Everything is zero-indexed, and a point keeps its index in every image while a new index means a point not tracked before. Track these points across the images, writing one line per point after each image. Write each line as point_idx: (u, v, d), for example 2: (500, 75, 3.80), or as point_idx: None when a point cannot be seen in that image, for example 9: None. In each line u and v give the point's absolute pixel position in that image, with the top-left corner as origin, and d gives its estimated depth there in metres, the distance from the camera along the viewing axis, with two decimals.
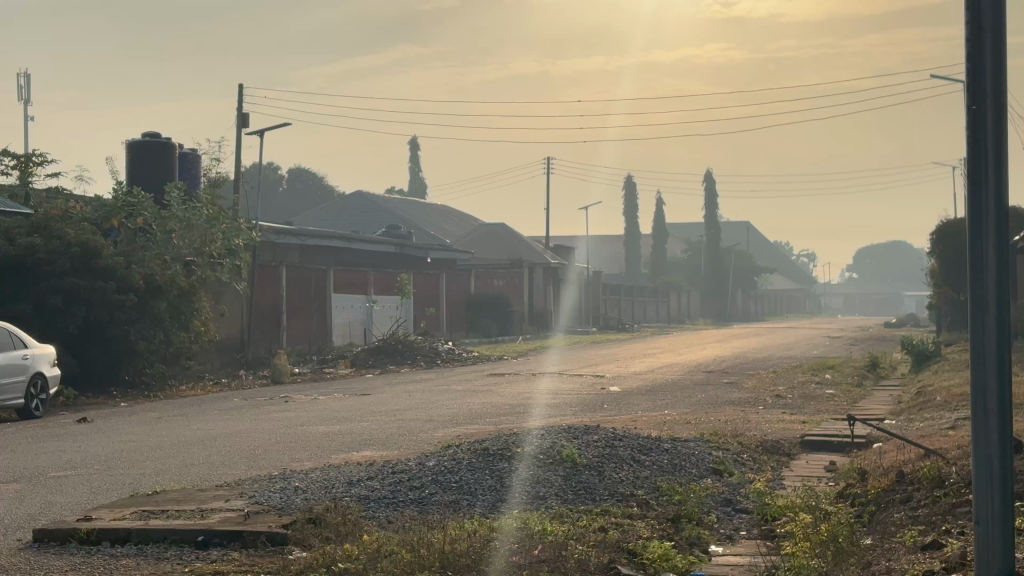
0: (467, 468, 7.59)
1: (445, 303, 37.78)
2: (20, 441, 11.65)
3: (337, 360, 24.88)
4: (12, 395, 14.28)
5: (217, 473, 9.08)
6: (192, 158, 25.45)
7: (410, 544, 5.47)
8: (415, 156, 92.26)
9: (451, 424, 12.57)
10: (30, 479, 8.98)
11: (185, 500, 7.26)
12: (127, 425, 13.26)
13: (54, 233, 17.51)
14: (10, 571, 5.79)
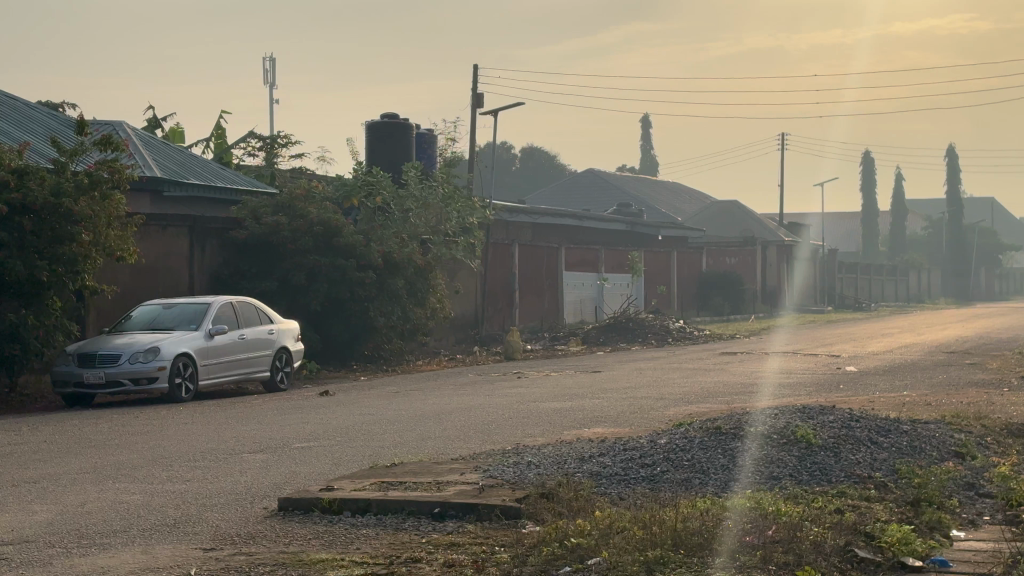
0: (699, 446, 7.55)
1: (677, 282, 37.66)
2: (264, 413, 12.10)
3: (569, 338, 25.07)
4: (258, 368, 14.86)
5: (453, 446, 9.27)
6: (429, 139, 25.96)
7: (643, 521, 5.51)
8: (647, 133, 92.06)
9: (681, 402, 12.51)
10: (274, 450, 9.34)
11: (423, 473, 7.44)
12: (367, 398, 13.63)
13: (298, 212, 18.28)
14: (258, 539, 6.04)
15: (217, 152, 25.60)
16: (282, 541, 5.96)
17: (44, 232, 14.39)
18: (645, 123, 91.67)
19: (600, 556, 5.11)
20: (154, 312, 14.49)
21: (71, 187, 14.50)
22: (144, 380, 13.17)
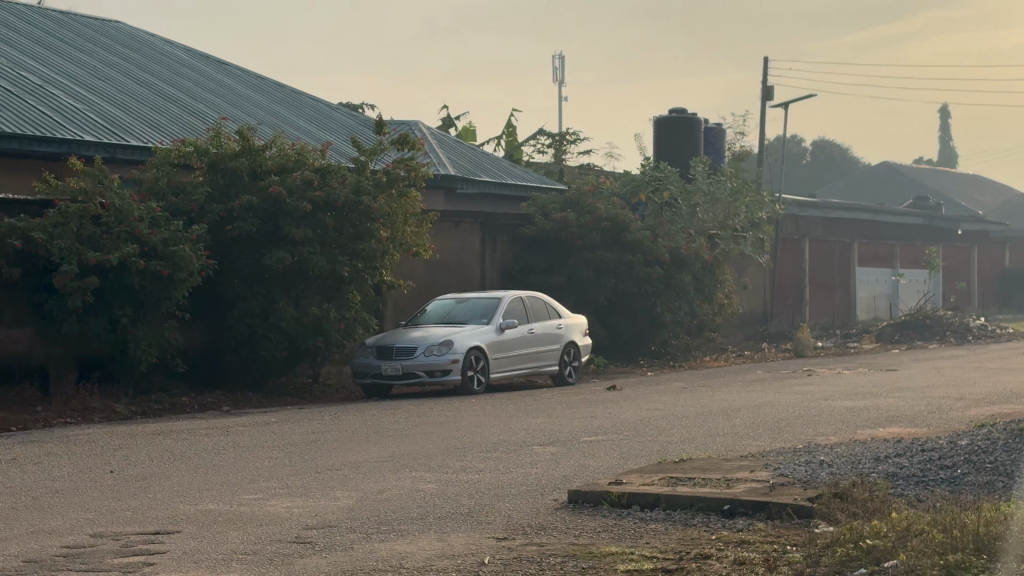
0: (1002, 448, 7.24)
1: (978, 277, 36.24)
2: (553, 406, 12.27)
3: (861, 336, 24.46)
4: (547, 362, 15.06)
5: (742, 443, 9.18)
6: (717, 133, 25.75)
7: (943, 524, 5.32)
8: (945, 124, 88.93)
9: (983, 403, 12.02)
10: (564, 442, 9.46)
11: (712, 469, 7.39)
12: (655, 393, 13.65)
13: (587, 208, 18.72)
14: (549, 530, 6.14)
15: (508, 150, 26.07)
16: (572, 533, 6.03)
17: (345, 228, 15.29)
18: (943, 114, 88.60)
19: (898, 558, 4.95)
20: (447, 306, 14.91)
21: (369, 185, 15.32)
22: (438, 372, 13.56)
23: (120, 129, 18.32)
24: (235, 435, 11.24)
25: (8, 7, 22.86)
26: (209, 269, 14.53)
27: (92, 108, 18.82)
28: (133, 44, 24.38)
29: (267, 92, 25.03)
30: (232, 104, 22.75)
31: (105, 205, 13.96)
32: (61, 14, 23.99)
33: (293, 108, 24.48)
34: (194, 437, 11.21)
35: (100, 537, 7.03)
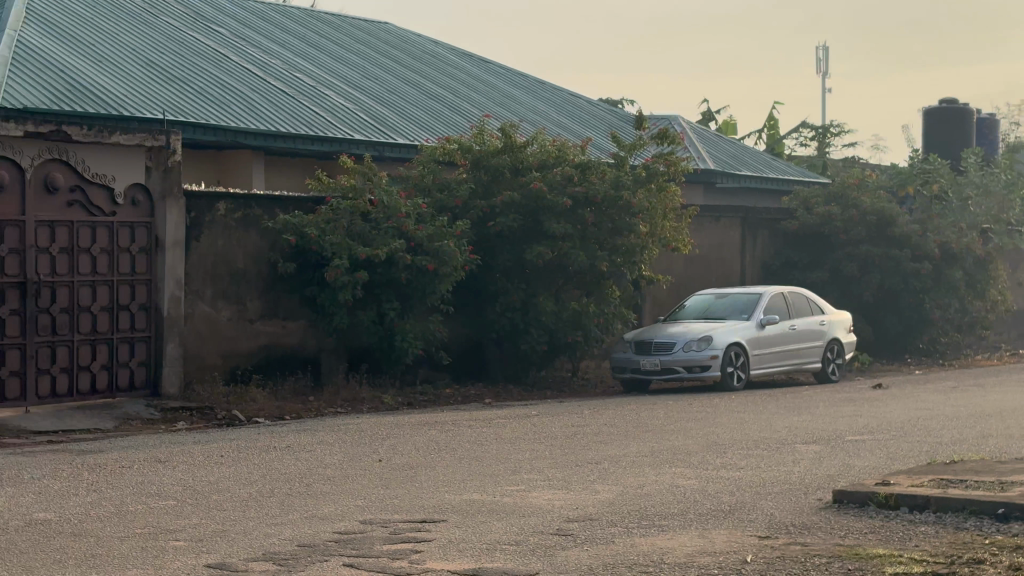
0: None
1: None
2: (815, 404, 12.06)
3: None
4: (810, 358, 15.19)
5: (1017, 445, 8.82)
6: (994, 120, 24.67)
7: None
8: None
9: None
10: (828, 441, 9.28)
11: (985, 471, 7.13)
12: (923, 392, 13.26)
13: (851, 202, 19.14)
14: (813, 529, 6.04)
15: (769, 144, 25.69)
16: (836, 533, 5.92)
17: (604, 223, 15.61)
18: None
19: None
20: (709, 301, 15.28)
21: (629, 180, 15.55)
22: (698, 368, 14.01)
23: (389, 128, 18.87)
24: (497, 426, 11.46)
25: (285, 11, 23.80)
26: (472, 264, 15.13)
27: (363, 108, 19.43)
28: (401, 45, 25.06)
29: (530, 89, 25.35)
30: (496, 102, 23.15)
31: (375, 203, 14.84)
32: (333, 17, 24.87)
33: (554, 104, 24.75)
34: (458, 428, 11.48)
35: (369, 524, 7.27)
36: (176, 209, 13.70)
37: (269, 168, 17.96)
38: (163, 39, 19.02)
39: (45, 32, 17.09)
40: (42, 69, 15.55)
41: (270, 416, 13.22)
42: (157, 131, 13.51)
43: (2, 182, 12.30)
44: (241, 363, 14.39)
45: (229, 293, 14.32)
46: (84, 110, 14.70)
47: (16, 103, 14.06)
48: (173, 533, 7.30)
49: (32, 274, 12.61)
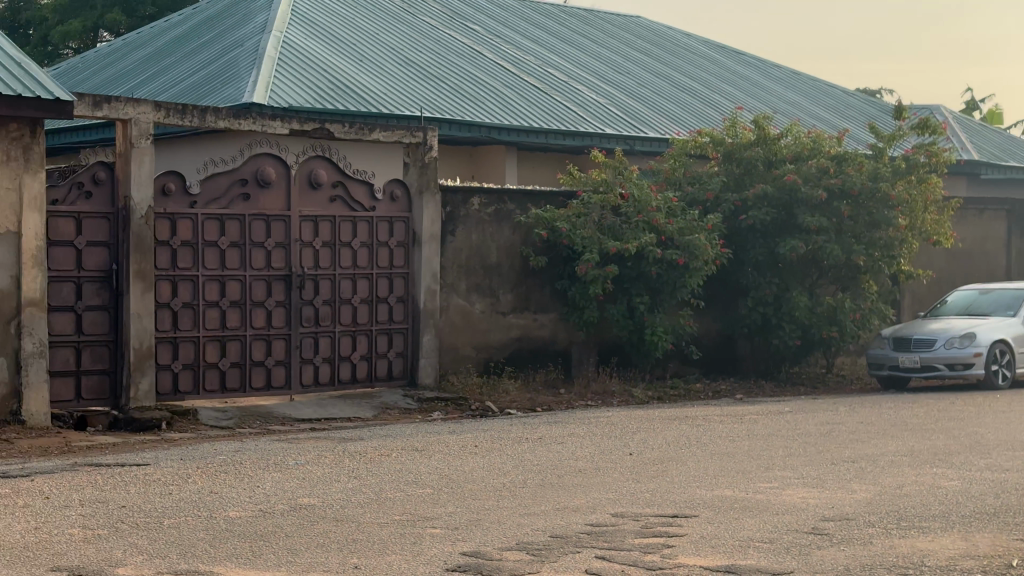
0: None
1: None
2: None
3: None
4: None
5: None
6: None
7: None
8: None
9: None
10: None
11: None
12: None
13: None
14: None
15: None
16: None
17: (861, 216, 15.24)
18: None
19: None
20: (971, 297, 14.79)
21: (888, 172, 15.16)
22: (960, 365, 13.57)
23: (641, 122, 18.86)
24: (749, 422, 11.32)
25: (539, 8, 24.04)
26: (723, 257, 15.10)
27: (615, 102, 19.48)
28: (654, 39, 25.00)
29: (785, 80, 24.95)
30: (750, 94, 22.87)
31: (625, 196, 14.88)
32: (586, 12, 24.99)
33: (810, 95, 24.30)
34: (708, 423, 11.39)
35: (621, 517, 7.29)
36: (433, 204, 13.98)
37: (521, 163, 18.18)
38: (420, 38, 19.46)
39: (309, 33, 17.70)
40: (306, 69, 16.10)
41: (523, 407, 13.43)
42: (415, 128, 13.79)
43: (270, 179, 12.80)
44: (495, 355, 14.64)
45: (483, 287, 14.55)
46: (346, 108, 15.17)
47: (282, 102, 14.59)
48: (429, 521, 7.47)
49: (297, 267, 13.08)
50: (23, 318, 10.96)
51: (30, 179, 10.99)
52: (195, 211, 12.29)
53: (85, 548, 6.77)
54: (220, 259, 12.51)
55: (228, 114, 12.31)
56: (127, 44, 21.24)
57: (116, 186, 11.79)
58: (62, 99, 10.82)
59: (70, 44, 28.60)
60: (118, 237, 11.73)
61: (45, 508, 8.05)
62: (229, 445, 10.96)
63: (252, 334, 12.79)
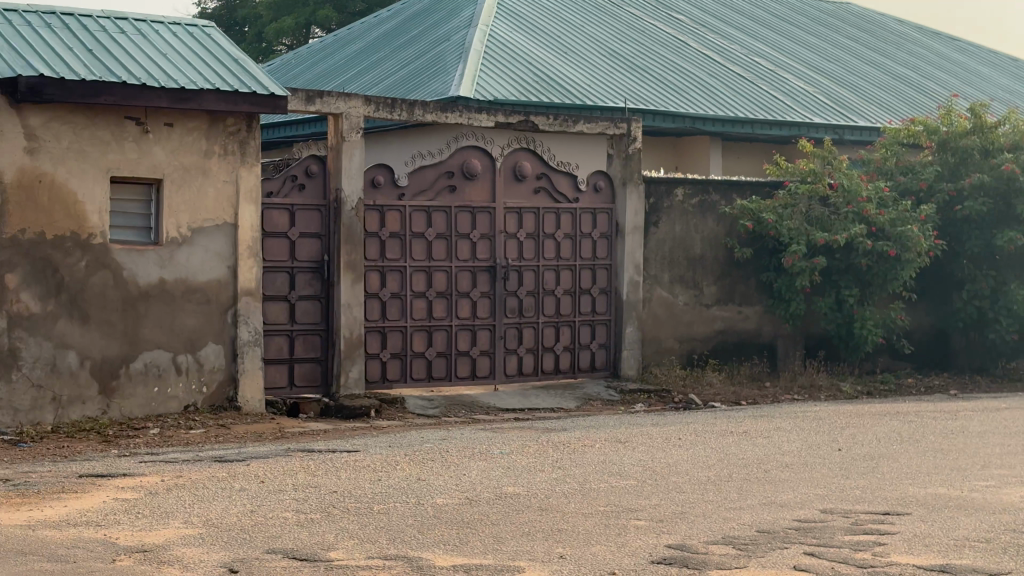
0: None
1: None
2: None
3: None
4: None
5: None
6: None
7: None
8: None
9: None
10: None
11: None
12: None
13: None
14: None
15: None
16: None
17: None
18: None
19: None
20: None
21: None
22: None
23: (849, 110, 18.49)
24: (963, 419, 10.98)
25: None
26: (937, 249, 14.70)
27: (823, 91, 19.13)
28: (864, 25, 24.47)
29: (1001, 66, 24.15)
30: (964, 81, 22.20)
31: (835, 186, 14.64)
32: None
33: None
34: (920, 420, 11.09)
35: (832, 513, 7.16)
36: (637, 196, 13.94)
37: (726, 153, 18.00)
38: (625, 29, 19.42)
39: (515, 26, 17.83)
40: (512, 62, 16.23)
41: (727, 400, 13.31)
42: (619, 119, 13.76)
43: (475, 172, 12.93)
44: (699, 347, 14.53)
45: (687, 279, 14.45)
46: (551, 100, 15.24)
47: (488, 95, 14.74)
48: (634, 512, 7.45)
49: (502, 258, 13.21)
50: (240, 307, 11.31)
51: (246, 172, 11.34)
52: (403, 204, 12.50)
53: (298, 532, 6.95)
54: (427, 251, 12.70)
55: (435, 107, 12.49)
56: (337, 40, 21.72)
57: (327, 179, 12.08)
58: (276, 94, 11.11)
59: (283, 41, 29.40)
60: (329, 229, 12.02)
61: (261, 491, 8.31)
62: (436, 434, 11.13)
63: (458, 324, 12.96)
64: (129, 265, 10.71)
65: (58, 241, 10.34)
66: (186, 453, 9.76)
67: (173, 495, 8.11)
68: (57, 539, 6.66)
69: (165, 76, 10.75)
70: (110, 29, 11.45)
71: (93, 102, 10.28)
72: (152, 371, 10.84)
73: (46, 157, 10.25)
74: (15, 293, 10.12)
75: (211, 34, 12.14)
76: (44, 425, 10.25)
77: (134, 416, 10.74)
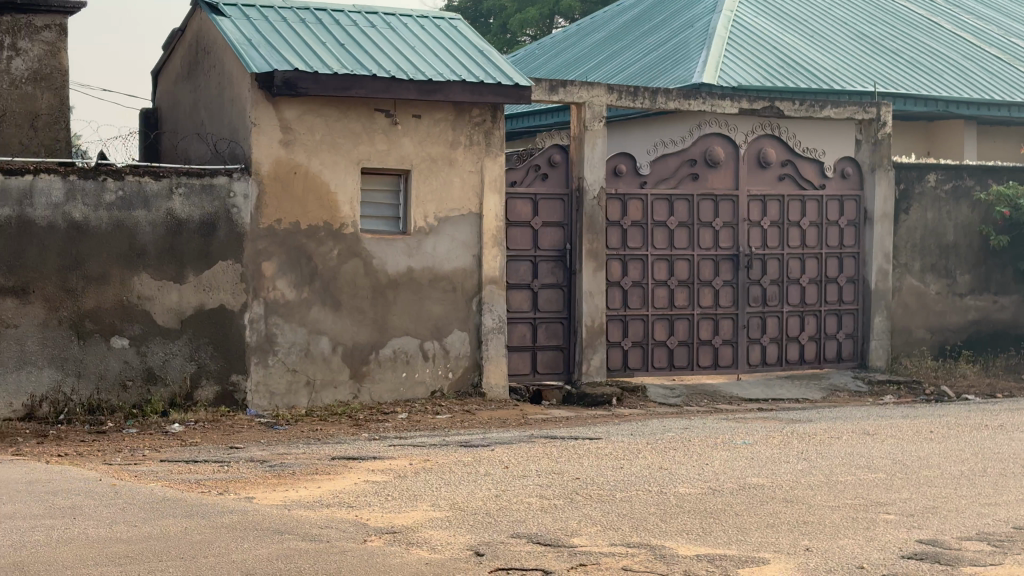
0: None
1: None
2: None
3: None
4: None
5: None
6: None
7: None
8: None
9: None
10: None
11: None
12: None
13: None
14: None
15: None
16: None
17: None
18: None
19: None
20: None
21: None
22: None
23: None
24: None
25: None
26: None
27: None
28: None
29: None
30: None
31: None
32: None
33: None
34: None
35: None
36: (887, 182, 13.59)
37: (981, 138, 17.38)
38: (874, 10, 18.93)
39: (760, 11, 17.57)
40: (756, 47, 16.02)
41: (981, 393, 12.87)
42: (868, 103, 13.51)
43: (719, 159, 12.81)
44: (951, 338, 14.08)
45: (939, 268, 14.00)
46: (797, 85, 14.98)
47: (732, 81, 14.59)
48: (883, 506, 7.27)
49: (746, 246, 13.06)
50: (484, 295, 11.50)
51: (491, 162, 11.51)
52: (645, 192, 12.47)
53: (542, 517, 7.03)
54: (669, 238, 12.65)
55: (678, 94, 12.43)
56: (580, 30, 21.83)
57: (570, 168, 12.15)
58: (521, 84, 11.23)
59: (528, 32, 29.71)
60: (571, 217, 12.09)
61: (505, 476, 8.43)
62: (678, 422, 11.09)
63: (700, 313, 12.87)
64: (379, 253, 10.98)
65: (311, 231, 10.68)
66: (433, 437, 9.97)
67: (421, 478, 8.31)
68: (313, 518, 6.89)
69: (413, 69, 11.00)
70: (361, 23, 11.77)
71: (345, 96, 10.58)
72: (401, 357, 11.11)
73: (301, 149, 10.61)
74: (273, 280, 10.51)
75: (458, 26, 12.36)
76: (298, 409, 10.62)
77: (383, 400, 11.04)
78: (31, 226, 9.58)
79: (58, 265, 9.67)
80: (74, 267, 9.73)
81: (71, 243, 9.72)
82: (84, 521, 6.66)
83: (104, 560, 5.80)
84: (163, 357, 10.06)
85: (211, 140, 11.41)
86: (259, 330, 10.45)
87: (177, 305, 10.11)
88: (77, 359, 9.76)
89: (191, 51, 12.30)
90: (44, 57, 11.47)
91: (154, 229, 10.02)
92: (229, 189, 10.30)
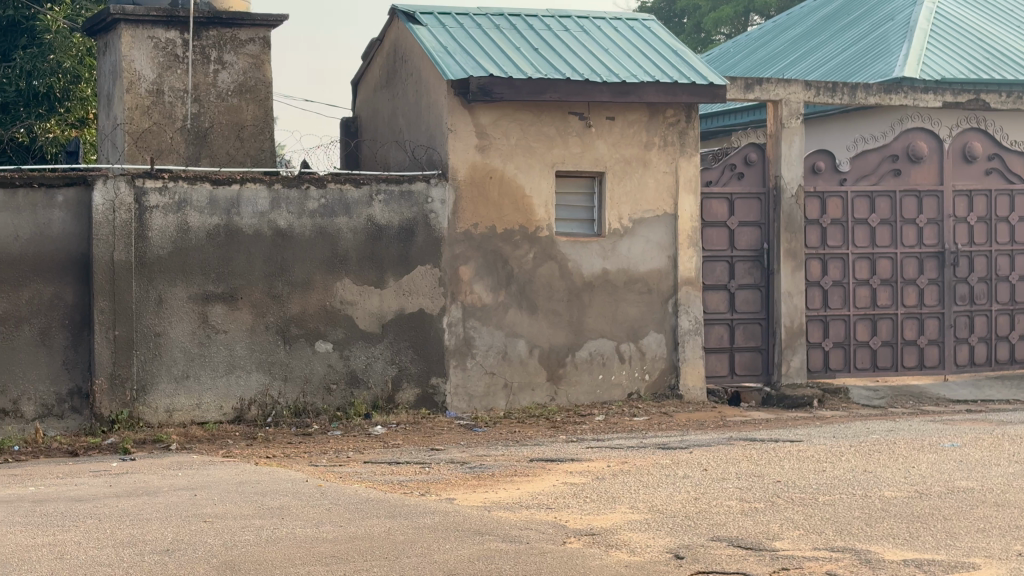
0: None
1: None
2: None
3: None
4: None
5: None
6: None
7: None
8: None
9: None
10: None
11: None
12: None
13: None
14: None
15: None
16: None
17: None
18: None
19: None
20: None
21: None
22: None
23: None
24: None
25: None
26: None
27: None
28: None
29: None
30: None
31: None
32: None
33: None
34: None
35: None
36: None
37: None
38: None
39: (962, 2, 17.08)
40: (959, 39, 15.56)
41: None
42: None
43: (922, 154, 12.50)
44: None
45: None
46: (1003, 77, 14.49)
47: (935, 74, 14.19)
48: None
49: (951, 244, 12.70)
50: (680, 297, 11.42)
51: (685, 162, 11.43)
52: (845, 190, 12.23)
53: (742, 520, 6.94)
54: (870, 237, 12.38)
55: (878, 89, 12.16)
56: (778, 26, 21.52)
57: (767, 167, 11.98)
58: (715, 83, 11.12)
59: (723, 31, 29.43)
60: (769, 216, 11.93)
61: (705, 478, 8.35)
62: (881, 425, 10.83)
63: (904, 313, 12.56)
64: (574, 256, 11.01)
65: (507, 234, 10.76)
66: (630, 439, 9.95)
67: (620, 480, 8.30)
68: (512, 520, 6.94)
69: (607, 71, 10.99)
70: (554, 27, 11.82)
71: (539, 100, 10.63)
72: (598, 359, 11.11)
73: (496, 154, 10.71)
74: (470, 284, 10.62)
75: (651, 26, 12.31)
76: (497, 410, 10.72)
77: (580, 403, 11.06)
78: (238, 233, 9.87)
79: (264, 272, 9.95)
80: (279, 273, 10.00)
81: (276, 250, 9.98)
82: (291, 520, 6.83)
83: (312, 559, 5.94)
84: (366, 360, 10.27)
85: (409, 147, 11.60)
86: (458, 333, 10.58)
87: (377, 309, 10.31)
88: (284, 363, 10.02)
89: (389, 59, 12.53)
90: (249, 69, 11.79)
91: (355, 235, 10.23)
92: (427, 195, 10.45)
